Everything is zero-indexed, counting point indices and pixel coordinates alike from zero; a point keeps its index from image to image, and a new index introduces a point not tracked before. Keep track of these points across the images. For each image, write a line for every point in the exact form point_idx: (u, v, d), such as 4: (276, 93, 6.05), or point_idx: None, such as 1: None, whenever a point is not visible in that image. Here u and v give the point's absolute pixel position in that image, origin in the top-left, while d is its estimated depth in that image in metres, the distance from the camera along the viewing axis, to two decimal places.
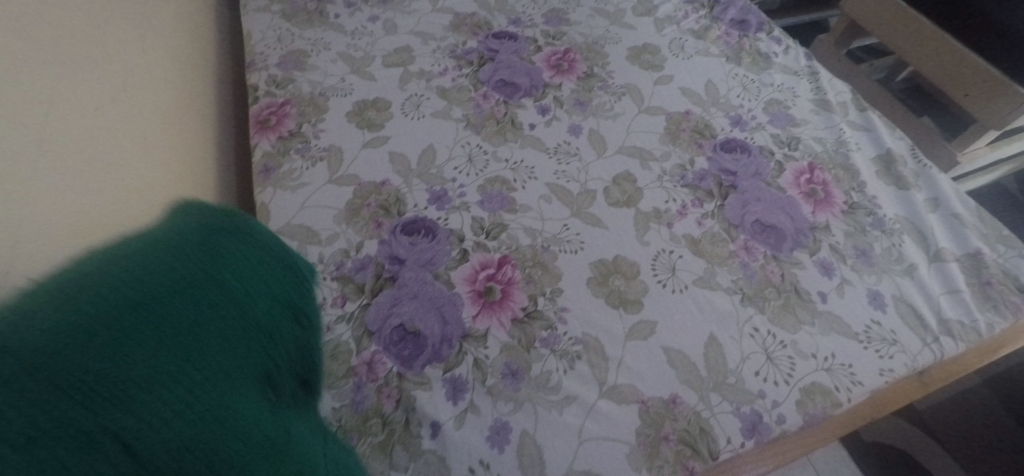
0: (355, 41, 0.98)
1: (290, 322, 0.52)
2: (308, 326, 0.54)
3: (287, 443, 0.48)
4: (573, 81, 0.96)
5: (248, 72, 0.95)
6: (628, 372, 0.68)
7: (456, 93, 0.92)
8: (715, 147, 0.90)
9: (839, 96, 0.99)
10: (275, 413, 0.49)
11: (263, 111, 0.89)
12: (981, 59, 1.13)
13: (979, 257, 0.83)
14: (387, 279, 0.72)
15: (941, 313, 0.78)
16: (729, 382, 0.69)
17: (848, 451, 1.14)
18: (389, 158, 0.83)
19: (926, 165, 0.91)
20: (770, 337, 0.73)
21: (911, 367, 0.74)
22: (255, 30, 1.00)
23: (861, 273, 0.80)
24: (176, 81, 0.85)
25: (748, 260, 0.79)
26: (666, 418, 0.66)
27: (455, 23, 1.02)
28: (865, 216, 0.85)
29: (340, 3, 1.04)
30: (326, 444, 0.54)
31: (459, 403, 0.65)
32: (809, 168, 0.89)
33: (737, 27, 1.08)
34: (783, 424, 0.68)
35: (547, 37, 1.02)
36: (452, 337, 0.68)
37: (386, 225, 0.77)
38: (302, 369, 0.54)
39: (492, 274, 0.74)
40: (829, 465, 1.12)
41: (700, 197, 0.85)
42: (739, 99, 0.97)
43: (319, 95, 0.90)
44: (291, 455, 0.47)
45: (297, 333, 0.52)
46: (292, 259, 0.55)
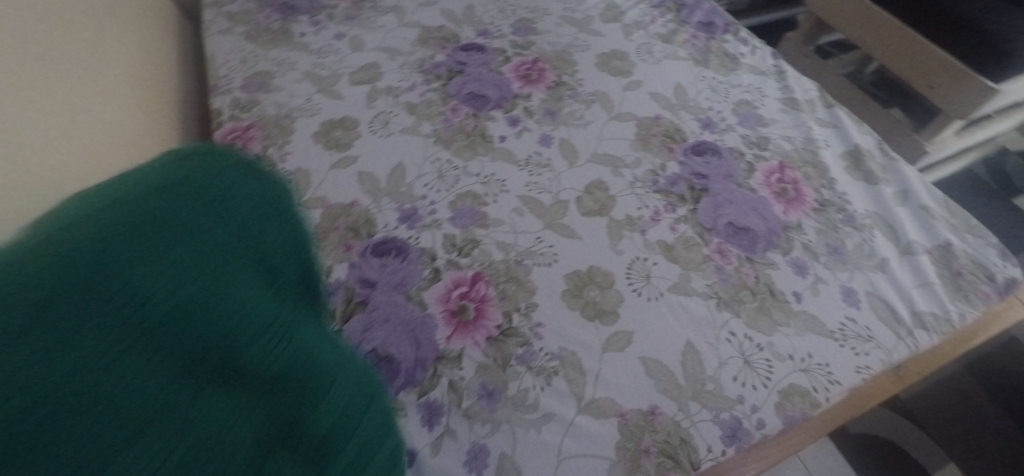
0: (320, 60, 0.97)
1: (261, 226, 0.57)
2: (278, 227, 0.58)
3: (283, 327, 0.54)
4: (542, 91, 0.95)
5: (212, 96, 0.93)
6: (606, 386, 0.67)
7: (424, 108, 0.91)
8: (686, 151, 0.90)
9: (806, 94, 1.00)
10: (275, 300, 0.56)
11: (228, 136, 0.88)
12: (939, 49, 1.14)
13: (948, 248, 0.83)
14: (358, 303, 0.72)
15: (914, 306, 0.79)
16: (708, 389, 0.69)
17: (837, 445, 1.12)
18: (358, 178, 0.82)
19: (893, 158, 0.92)
20: (746, 341, 0.73)
21: (887, 362, 0.75)
22: (218, 53, 0.98)
23: (834, 270, 0.80)
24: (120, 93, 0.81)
25: (722, 264, 0.79)
26: (646, 430, 0.66)
27: (422, 37, 1.01)
28: (835, 213, 0.86)
29: (304, 22, 1.03)
30: (334, 347, 0.59)
31: (435, 428, 0.64)
32: (779, 168, 0.90)
33: (704, 30, 1.08)
34: (763, 428, 0.68)
35: (515, 47, 1.01)
36: (426, 359, 0.68)
37: (357, 248, 0.76)
38: (297, 271, 0.60)
39: (466, 292, 0.73)
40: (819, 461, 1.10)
41: (672, 202, 0.85)
42: (708, 101, 0.97)
43: (285, 117, 0.89)
44: (290, 334, 0.54)
45: (274, 229, 0.57)
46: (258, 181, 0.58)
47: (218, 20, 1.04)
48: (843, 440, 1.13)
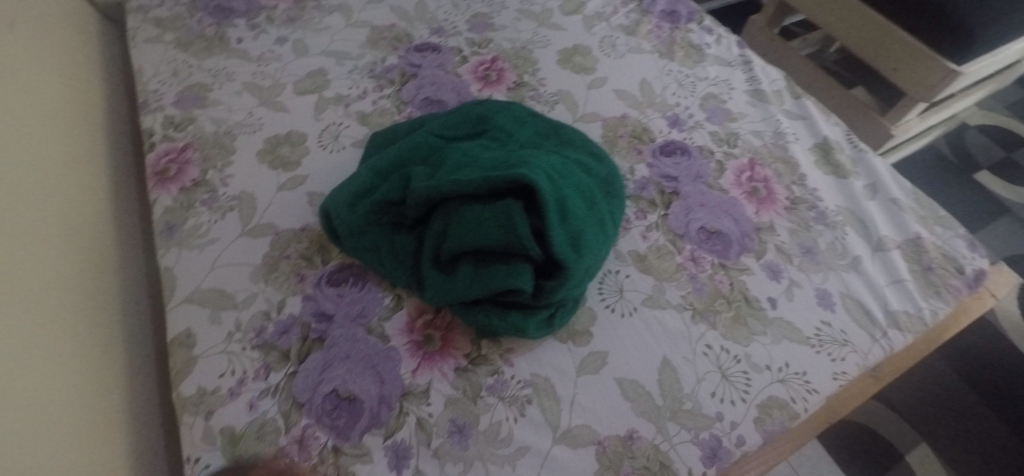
0: (262, 68, 0.90)
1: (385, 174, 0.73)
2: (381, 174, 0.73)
3: (442, 153, 0.74)
4: (502, 93, 0.91)
5: (141, 114, 0.86)
6: (581, 412, 0.65)
7: (378, 117, 0.86)
8: (654, 152, 0.87)
9: (773, 85, 0.97)
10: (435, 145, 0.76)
11: (160, 159, 0.81)
12: (903, 33, 1.13)
13: (919, 242, 0.82)
14: (314, 340, 0.67)
15: (887, 306, 0.77)
16: (686, 407, 0.67)
17: (826, 449, 1.07)
18: (308, 199, 0.77)
19: (863, 150, 0.90)
20: (723, 353, 0.71)
21: (863, 366, 0.73)
22: (147, 65, 0.91)
23: (807, 272, 0.78)
24: (70, 154, 0.79)
25: (696, 272, 0.77)
26: (625, 457, 0.64)
27: (373, 38, 0.96)
28: (807, 212, 0.83)
29: (242, 25, 0.96)
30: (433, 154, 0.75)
31: (404, 472, 0.61)
32: (749, 166, 0.87)
33: (668, 20, 1.04)
34: (743, 446, 0.66)
35: (472, 45, 0.96)
36: (391, 397, 0.64)
37: (310, 277, 0.71)
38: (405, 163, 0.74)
39: (430, 320, 0.69)
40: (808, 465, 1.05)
41: (643, 208, 0.82)
42: (674, 97, 0.94)
43: (224, 134, 0.83)
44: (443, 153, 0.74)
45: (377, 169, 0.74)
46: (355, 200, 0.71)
47: (144, 26, 0.95)
48: (832, 443, 1.07)
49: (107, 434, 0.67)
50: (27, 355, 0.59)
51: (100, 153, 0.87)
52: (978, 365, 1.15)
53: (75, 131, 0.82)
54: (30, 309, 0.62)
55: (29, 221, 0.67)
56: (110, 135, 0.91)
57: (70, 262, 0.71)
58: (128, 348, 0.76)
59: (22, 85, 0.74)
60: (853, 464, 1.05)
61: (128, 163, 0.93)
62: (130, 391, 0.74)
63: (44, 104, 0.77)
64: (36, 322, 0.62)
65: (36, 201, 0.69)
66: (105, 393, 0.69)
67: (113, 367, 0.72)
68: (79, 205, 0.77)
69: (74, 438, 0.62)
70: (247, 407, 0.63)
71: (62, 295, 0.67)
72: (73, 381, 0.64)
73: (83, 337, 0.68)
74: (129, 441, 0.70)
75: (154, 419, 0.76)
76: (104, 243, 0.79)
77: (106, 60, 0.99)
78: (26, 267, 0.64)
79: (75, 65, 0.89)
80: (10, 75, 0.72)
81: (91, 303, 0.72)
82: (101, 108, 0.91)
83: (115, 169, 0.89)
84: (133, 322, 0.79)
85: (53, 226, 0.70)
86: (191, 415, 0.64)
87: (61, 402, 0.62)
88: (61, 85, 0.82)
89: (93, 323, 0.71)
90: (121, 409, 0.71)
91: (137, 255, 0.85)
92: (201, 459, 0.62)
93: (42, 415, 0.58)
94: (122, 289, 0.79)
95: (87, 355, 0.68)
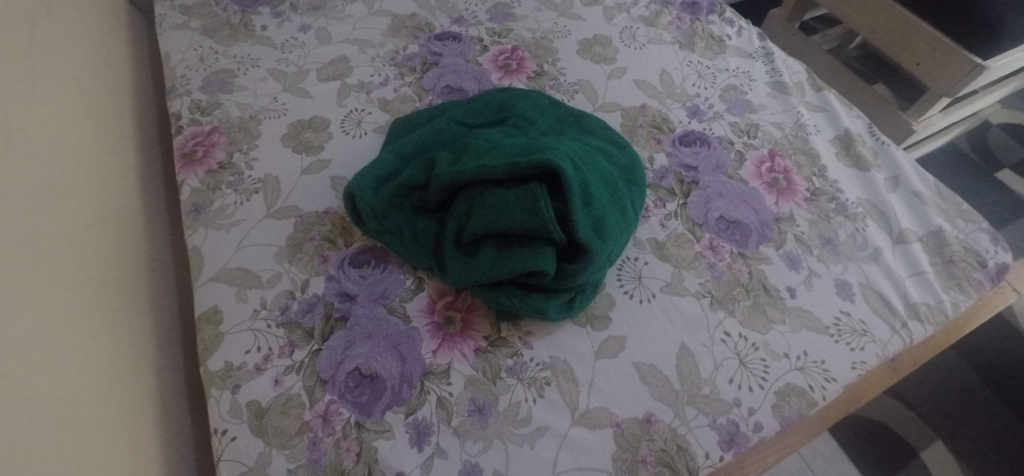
0: (285, 55, 0.91)
1: (408, 161, 0.75)
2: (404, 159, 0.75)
3: (464, 139, 0.76)
4: (522, 81, 0.92)
5: (169, 98, 0.88)
6: (599, 395, 0.66)
7: (399, 104, 0.87)
8: (674, 142, 0.87)
9: (794, 77, 0.97)
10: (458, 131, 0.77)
11: (187, 142, 0.82)
12: (930, 28, 1.11)
13: (941, 235, 0.81)
14: (338, 319, 0.68)
15: (908, 297, 0.77)
16: (704, 392, 0.67)
17: (838, 442, 1.06)
18: (331, 183, 0.78)
19: (884, 142, 0.89)
20: (742, 341, 0.71)
21: (883, 357, 0.73)
22: (174, 50, 0.92)
23: (827, 263, 0.78)
24: (99, 135, 0.81)
25: (715, 261, 0.76)
26: (643, 439, 0.64)
27: (394, 27, 0.96)
28: (827, 203, 0.83)
29: (266, 13, 0.97)
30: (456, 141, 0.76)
31: (425, 448, 0.62)
32: (769, 156, 0.86)
33: (689, 11, 1.04)
34: (760, 431, 0.67)
35: (492, 35, 0.97)
36: (412, 376, 0.65)
37: (333, 259, 0.72)
38: (427, 150, 0.76)
39: (451, 302, 0.70)
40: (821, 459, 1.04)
41: (662, 197, 0.81)
42: (694, 88, 0.93)
43: (250, 119, 0.84)
44: (465, 139, 0.75)
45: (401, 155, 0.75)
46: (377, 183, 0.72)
47: (171, 13, 0.97)
48: (844, 435, 1.07)
49: (133, 411, 0.68)
50: (52, 336, 0.60)
51: (129, 136, 0.88)
52: (993, 362, 1.14)
53: (103, 114, 0.84)
54: (61, 286, 0.63)
55: (55, 204, 0.67)
56: (140, 119, 0.93)
57: (96, 244, 0.72)
58: (155, 325, 0.77)
59: (52, 70, 0.75)
60: (863, 457, 1.05)
61: (156, 146, 0.95)
62: (158, 368, 0.75)
63: (71, 87, 0.78)
64: (67, 299, 0.63)
65: (66, 182, 0.70)
66: (131, 373, 0.70)
67: (140, 347, 0.73)
68: (109, 185, 0.79)
69: (99, 418, 0.62)
70: (273, 382, 0.65)
71: (88, 278, 0.68)
72: (100, 361, 0.65)
73: (113, 314, 0.70)
74: (157, 416, 0.72)
75: (180, 395, 0.77)
76: (132, 225, 0.81)
77: (134, 47, 1.01)
78: (51, 248, 0.64)
79: (105, 51, 0.90)
80: (37, 59, 0.73)
81: (118, 284, 0.73)
82: (129, 93, 0.93)
83: (144, 152, 0.90)
84: (161, 302, 0.81)
85: (84, 206, 0.72)
86: (219, 389, 0.65)
87: (87, 381, 0.62)
88: (90, 70, 0.84)
89: (119, 304, 0.72)
90: (148, 385, 0.72)
91: (163, 235, 0.87)
92: (228, 431, 0.63)
93: (64, 395, 0.59)
94: (150, 268, 0.81)
95: (113, 336, 0.68)
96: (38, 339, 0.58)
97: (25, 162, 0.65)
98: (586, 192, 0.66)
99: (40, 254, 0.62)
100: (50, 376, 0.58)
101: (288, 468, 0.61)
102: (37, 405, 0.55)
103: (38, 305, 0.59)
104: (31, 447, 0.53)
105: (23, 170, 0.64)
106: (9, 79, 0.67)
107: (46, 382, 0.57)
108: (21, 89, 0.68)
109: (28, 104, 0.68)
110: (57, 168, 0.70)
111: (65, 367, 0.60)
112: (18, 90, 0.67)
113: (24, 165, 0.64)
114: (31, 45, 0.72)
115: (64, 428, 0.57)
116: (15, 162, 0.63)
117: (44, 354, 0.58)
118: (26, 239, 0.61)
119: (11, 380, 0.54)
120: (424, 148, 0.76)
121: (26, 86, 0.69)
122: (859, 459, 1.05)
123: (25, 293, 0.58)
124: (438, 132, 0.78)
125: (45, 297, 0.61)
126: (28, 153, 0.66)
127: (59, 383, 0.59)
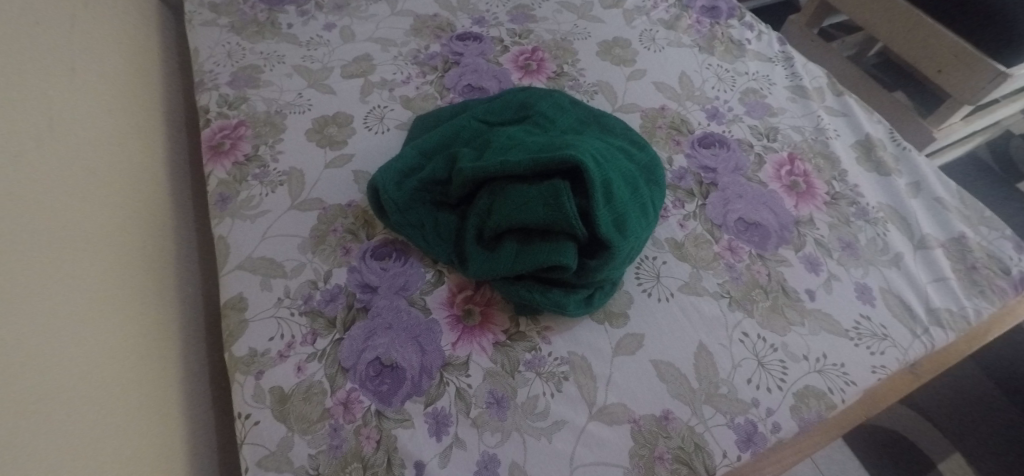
0: (310, 52, 0.93)
1: (430, 156, 0.76)
2: (426, 153, 0.76)
3: (486, 136, 0.76)
4: (542, 81, 0.92)
5: (197, 92, 0.90)
6: (617, 391, 0.66)
7: (421, 101, 0.88)
8: (693, 144, 0.87)
9: (815, 82, 0.97)
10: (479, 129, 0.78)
11: (215, 134, 0.84)
12: (955, 36, 1.10)
13: (964, 241, 0.81)
14: (359, 309, 0.69)
15: (930, 302, 0.76)
16: (722, 392, 0.67)
17: (853, 451, 1.05)
18: (354, 178, 0.79)
19: (905, 147, 0.89)
20: (760, 341, 0.70)
21: (904, 361, 0.72)
22: (203, 46, 0.95)
23: (847, 266, 0.77)
24: (131, 126, 0.83)
25: (733, 262, 0.76)
26: (660, 436, 0.64)
27: (416, 27, 0.98)
28: (847, 207, 0.82)
29: (292, 12, 0.99)
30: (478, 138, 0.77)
31: (443, 438, 0.63)
32: (789, 159, 0.86)
33: (708, 15, 1.04)
34: (778, 432, 0.66)
35: (513, 35, 0.98)
36: (432, 367, 0.66)
37: (355, 251, 0.74)
38: (449, 147, 0.77)
39: (470, 295, 0.71)
40: (835, 466, 1.03)
41: (680, 197, 0.81)
42: (714, 90, 0.93)
43: (275, 113, 0.86)
44: (488, 135, 0.76)
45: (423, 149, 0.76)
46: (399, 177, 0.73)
47: (200, 10, 0.99)
48: (859, 444, 1.05)
49: (160, 394, 0.70)
50: (68, 326, 0.59)
51: (157, 129, 0.91)
52: (1011, 373, 1.12)
53: (129, 107, 0.84)
54: (96, 267, 0.66)
55: (82, 191, 0.68)
56: (167, 112, 0.95)
57: (112, 238, 0.70)
58: (179, 312, 0.80)
59: (89, 61, 0.78)
60: (879, 467, 1.03)
61: (182, 139, 0.97)
62: (180, 354, 0.77)
63: (93, 78, 0.77)
64: (101, 281, 0.66)
65: (101, 168, 0.73)
66: (151, 360, 0.70)
67: (155, 343, 0.72)
68: (139, 175, 0.81)
69: (122, 402, 0.63)
70: (295, 369, 0.66)
71: (101, 271, 0.66)
72: (110, 357, 0.63)
73: (142, 298, 0.72)
74: (179, 401, 0.73)
75: (200, 381, 0.79)
76: (159, 215, 0.83)
77: (164, 44, 1.03)
78: (62, 239, 0.62)
79: (137, 48, 0.93)
80: (62, 49, 0.72)
81: (143, 270, 0.74)
82: (158, 86, 0.96)
83: (171, 145, 0.93)
84: (185, 290, 0.83)
85: (118, 193, 0.75)
86: (243, 374, 0.67)
87: (105, 370, 0.62)
88: (120, 64, 0.85)
89: (143, 292, 0.73)
90: (171, 371, 0.74)
91: (187, 226, 0.89)
92: (251, 416, 0.64)
93: (86, 378, 0.59)
94: (174, 257, 0.83)
95: (126, 332, 0.67)
96: (44, 333, 0.56)
97: (62, 147, 0.67)
98: (606, 190, 0.67)
99: (76, 237, 0.65)
100: (55, 371, 0.56)
101: (309, 453, 0.62)
102: (42, 400, 0.54)
103: (45, 296, 0.57)
104: (35, 445, 0.51)
105: (37, 157, 0.63)
106: (28, 65, 0.65)
107: (51, 377, 0.55)
108: (39, 75, 0.67)
109: (62, 91, 0.70)
110: (73, 158, 0.68)
111: (72, 363, 0.58)
112: (37, 77, 0.66)
113: (65, 152, 0.67)
114: (54, 33, 0.72)
115: (85, 412, 0.58)
116: (29, 148, 0.62)
117: (49, 348, 0.56)
118: (38, 228, 0.60)
119: (29, 365, 0.53)
120: (446, 144, 0.77)
121: (45, 74, 0.68)
122: (872, 465, 1.03)
123: (45, 278, 0.58)
124: (460, 128, 0.78)
125: (54, 290, 0.59)
126: (44, 140, 0.64)
127: (66, 378, 0.57)
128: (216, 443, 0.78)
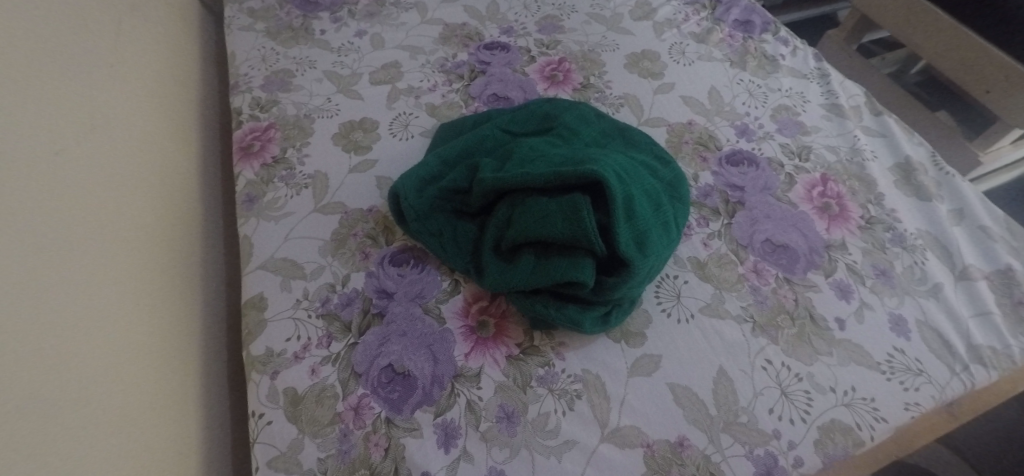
0: (341, 58, 0.94)
1: (451, 164, 0.75)
2: (447, 161, 0.75)
3: (509, 146, 0.76)
4: (567, 93, 0.91)
5: (232, 94, 0.92)
6: (631, 413, 0.64)
7: (446, 109, 0.88)
8: (720, 161, 0.84)
9: (851, 100, 0.93)
10: (501, 140, 0.78)
11: (246, 136, 0.85)
12: (1005, 55, 1.06)
13: (1010, 274, 0.76)
14: (375, 315, 0.69)
15: (971, 338, 0.72)
16: (741, 421, 0.64)
17: None
18: (376, 183, 0.80)
19: (948, 173, 0.85)
20: (784, 370, 0.67)
21: (940, 399, 0.68)
22: (239, 50, 0.96)
23: (881, 295, 0.73)
24: (167, 124, 0.85)
25: (759, 284, 0.73)
26: (674, 464, 0.62)
27: (445, 35, 0.98)
28: (883, 232, 0.79)
29: (325, 18, 1.00)
30: (500, 149, 0.76)
31: (452, 450, 0.61)
32: (822, 180, 0.83)
33: (742, 29, 1.02)
34: (801, 467, 0.63)
35: (540, 46, 0.97)
36: (443, 377, 0.65)
37: (374, 256, 0.73)
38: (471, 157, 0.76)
39: (485, 306, 0.70)
40: None
41: (705, 216, 0.79)
42: (744, 106, 0.91)
43: (304, 117, 0.87)
44: (511, 146, 0.76)
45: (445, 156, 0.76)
46: (418, 184, 0.73)
47: (239, 15, 1.02)
48: None
49: (179, 389, 0.71)
50: (97, 319, 0.60)
51: (192, 129, 0.93)
52: None
53: (163, 107, 0.85)
54: (125, 260, 0.67)
55: (117, 185, 0.69)
56: (203, 114, 0.98)
57: (136, 235, 0.70)
58: (202, 308, 0.81)
59: (132, 61, 0.80)
60: None
61: (215, 139, 0.99)
62: (201, 348, 0.78)
63: (130, 77, 0.79)
64: (129, 273, 0.67)
65: (137, 163, 0.75)
66: (173, 355, 0.71)
67: (176, 339, 0.72)
68: (173, 172, 0.83)
69: (143, 395, 0.64)
70: (309, 371, 0.66)
71: (127, 264, 0.67)
72: (123, 355, 0.62)
73: (168, 293, 0.73)
74: (195, 397, 0.74)
75: (217, 378, 0.80)
76: (188, 212, 0.84)
77: (204, 48, 1.06)
78: (81, 231, 0.62)
79: (179, 52, 0.96)
80: (105, 48, 0.75)
81: (171, 265, 0.76)
82: (195, 88, 0.98)
83: (204, 145, 0.95)
84: (208, 286, 0.84)
85: (151, 190, 0.76)
86: (259, 373, 0.67)
87: (126, 362, 0.63)
88: (160, 66, 0.87)
89: (168, 286, 0.74)
90: (191, 365, 0.74)
91: (214, 224, 0.91)
92: (264, 416, 0.64)
93: (110, 369, 0.60)
94: (201, 253, 0.84)
95: (143, 330, 0.66)
96: (57, 328, 0.55)
97: (103, 144, 0.69)
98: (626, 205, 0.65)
99: (110, 231, 0.66)
100: (66, 367, 0.55)
101: (318, 456, 0.62)
102: (51, 397, 0.53)
103: (71, 291, 0.58)
104: (42, 443, 0.50)
105: (64, 149, 0.62)
106: (56, 57, 0.65)
107: (64, 373, 0.54)
108: (71, 69, 0.67)
109: (104, 88, 0.72)
110: (97, 150, 0.68)
111: (78, 360, 0.56)
112: (82, 75, 0.69)
113: (105, 148, 0.69)
114: (95, 33, 0.73)
115: (106, 404, 0.58)
116: (58, 141, 0.62)
117: (79, 341, 0.57)
118: (55, 219, 0.59)
119: (58, 358, 0.54)
120: (468, 155, 0.76)
121: (85, 71, 0.69)
122: None
123: (79, 272, 0.59)
124: (483, 138, 0.78)
125: (63, 282, 0.57)
126: (68, 129, 0.63)
127: (89, 370, 0.57)
128: (230, 442, 0.78)
